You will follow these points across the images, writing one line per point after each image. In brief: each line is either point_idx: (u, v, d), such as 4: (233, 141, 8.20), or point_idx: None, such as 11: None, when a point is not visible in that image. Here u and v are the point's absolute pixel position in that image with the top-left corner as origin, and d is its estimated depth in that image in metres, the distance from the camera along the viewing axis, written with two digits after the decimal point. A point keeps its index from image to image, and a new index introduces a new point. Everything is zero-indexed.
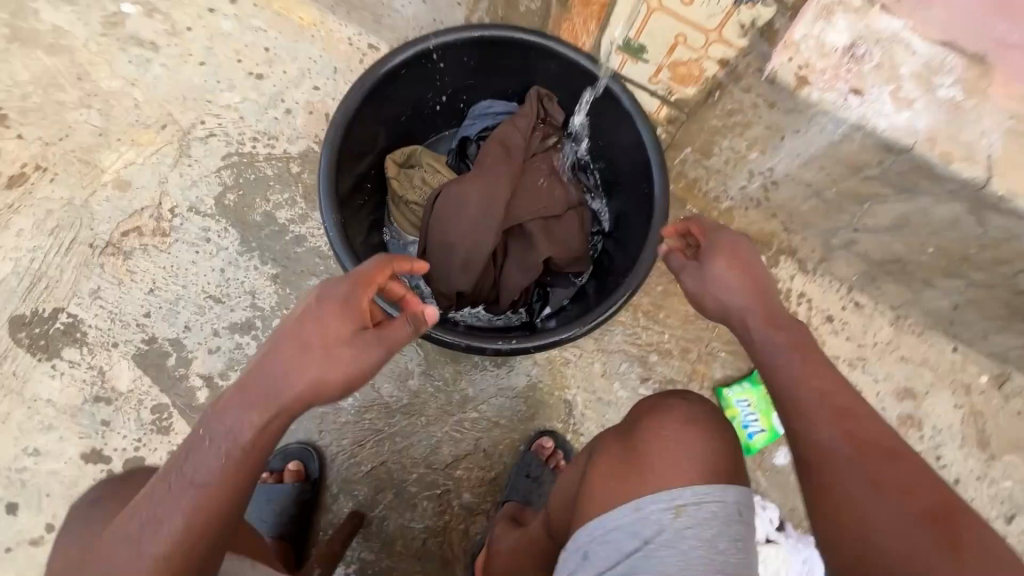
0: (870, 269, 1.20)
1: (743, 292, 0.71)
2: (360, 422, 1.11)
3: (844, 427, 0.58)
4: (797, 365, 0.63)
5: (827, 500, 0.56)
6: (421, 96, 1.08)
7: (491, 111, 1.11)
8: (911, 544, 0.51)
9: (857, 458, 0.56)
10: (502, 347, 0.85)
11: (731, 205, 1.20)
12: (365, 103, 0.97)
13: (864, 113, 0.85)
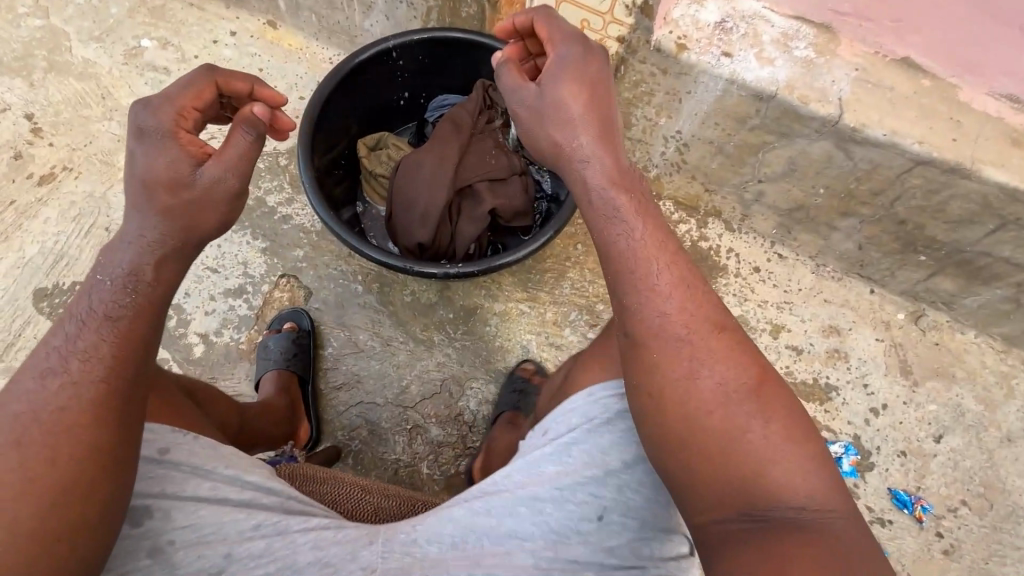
0: (783, 221, 1.38)
1: (586, 130, 0.83)
2: (338, 368, 1.25)
3: (685, 306, 0.75)
4: (641, 241, 0.78)
5: (677, 367, 0.73)
6: (386, 90, 1.30)
7: (446, 103, 1.36)
8: (735, 398, 0.71)
9: (695, 335, 0.74)
10: (450, 271, 1.03)
11: (657, 172, 1.39)
12: (335, 93, 1.18)
13: (734, 70, 1.05)
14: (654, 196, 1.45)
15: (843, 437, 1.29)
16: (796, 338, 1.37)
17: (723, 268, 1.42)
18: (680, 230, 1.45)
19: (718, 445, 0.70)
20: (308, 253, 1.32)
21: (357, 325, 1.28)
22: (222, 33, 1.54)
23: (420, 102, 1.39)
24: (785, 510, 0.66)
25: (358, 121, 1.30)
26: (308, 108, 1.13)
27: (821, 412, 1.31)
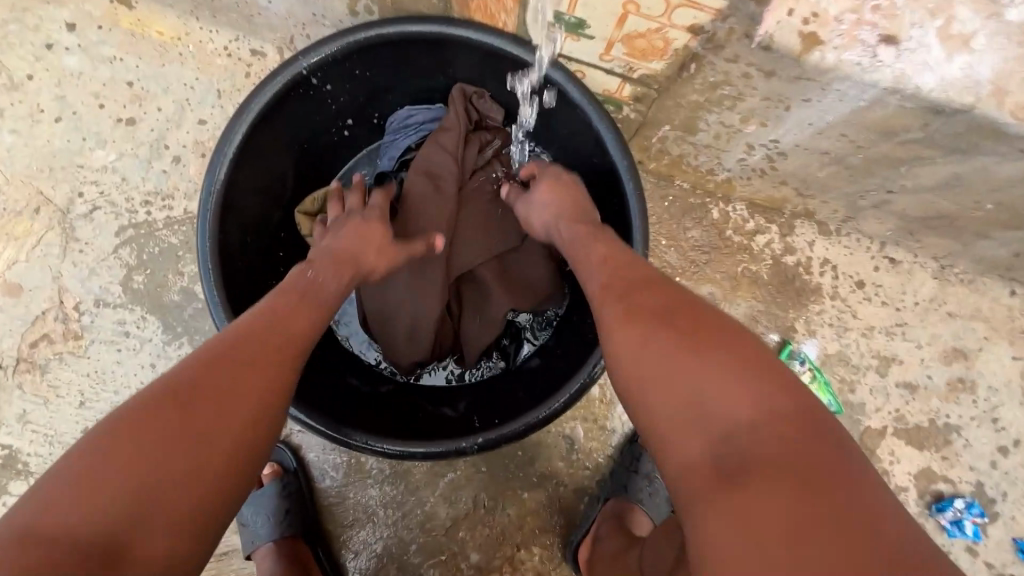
0: (906, 224, 0.99)
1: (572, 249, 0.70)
2: (345, 501, 1.01)
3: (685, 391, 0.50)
4: (623, 335, 0.56)
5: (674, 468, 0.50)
6: (315, 126, 0.85)
7: (413, 122, 0.90)
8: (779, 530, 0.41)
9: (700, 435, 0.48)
10: (466, 446, 0.70)
11: (728, 176, 0.97)
12: (240, 170, 0.75)
13: (902, 72, 0.60)
14: (719, 201, 1.05)
15: (965, 489, 1.06)
16: (909, 371, 1.07)
17: (815, 289, 1.07)
18: (757, 243, 1.06)
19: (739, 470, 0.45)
20: None
21: None
22: (58, 30, 1.02)
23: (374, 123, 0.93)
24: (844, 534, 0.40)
25: (288, 186, 0.87)
26: (204, 222, 0.71)
27: (937, 460, 1.07)
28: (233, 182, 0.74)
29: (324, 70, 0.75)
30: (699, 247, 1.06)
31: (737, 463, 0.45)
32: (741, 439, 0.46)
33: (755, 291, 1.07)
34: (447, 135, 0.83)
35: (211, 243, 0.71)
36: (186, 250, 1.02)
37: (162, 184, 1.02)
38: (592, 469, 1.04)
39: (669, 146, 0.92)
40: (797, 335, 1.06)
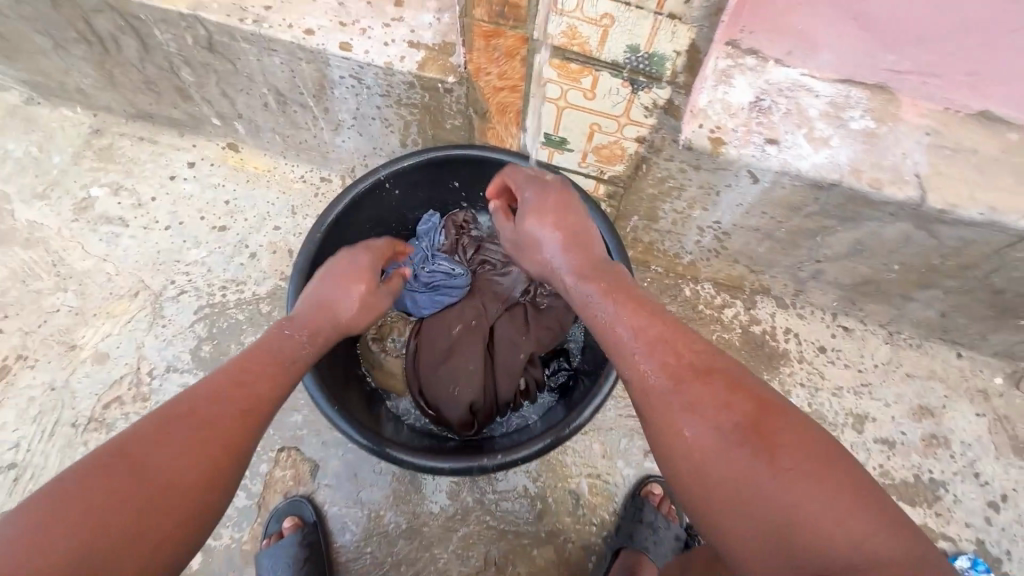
0: (847, 294, 1.19)
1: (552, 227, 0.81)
2: (361, 556, 1.07)
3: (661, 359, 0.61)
4: (610, 308, 0.69)
5: (656, 416, 0.58)
6: (378, 220, 1.12)
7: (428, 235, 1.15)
8: (730, 463, 0.52)
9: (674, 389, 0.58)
10: (488, 463, 0.84)
11: (692, 258, 1.22)
12: (327, 243, 1.00)
13: (785, 160, 0.88)
14: (689, 281, 1.27)
15: (965, 546, 1.09)
16: (884, 428, 1.17)
17: (783, 354, 1.23)
18: (726, 315, 1.25)
19: (730, 511, 0.50)
20: (307, 418, 1.14)
21: (376, 499, 1.09)
22: (180, 166, 1.37)
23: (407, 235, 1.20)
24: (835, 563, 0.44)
25: None
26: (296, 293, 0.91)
27: (931, 516, 1.11)
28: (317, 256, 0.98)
29: (393, 174, 1.02)
30: (677, 318, 1.24)
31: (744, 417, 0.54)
32: (689, 385, 0.58)
33: (731, 356, 1.22)
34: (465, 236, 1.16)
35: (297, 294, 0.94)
36: (248, 324, 1.23)
37: (239, 274, 1.27)
38: (598, 525, 1.10)
39: (641, 234, 1.19)
40: None
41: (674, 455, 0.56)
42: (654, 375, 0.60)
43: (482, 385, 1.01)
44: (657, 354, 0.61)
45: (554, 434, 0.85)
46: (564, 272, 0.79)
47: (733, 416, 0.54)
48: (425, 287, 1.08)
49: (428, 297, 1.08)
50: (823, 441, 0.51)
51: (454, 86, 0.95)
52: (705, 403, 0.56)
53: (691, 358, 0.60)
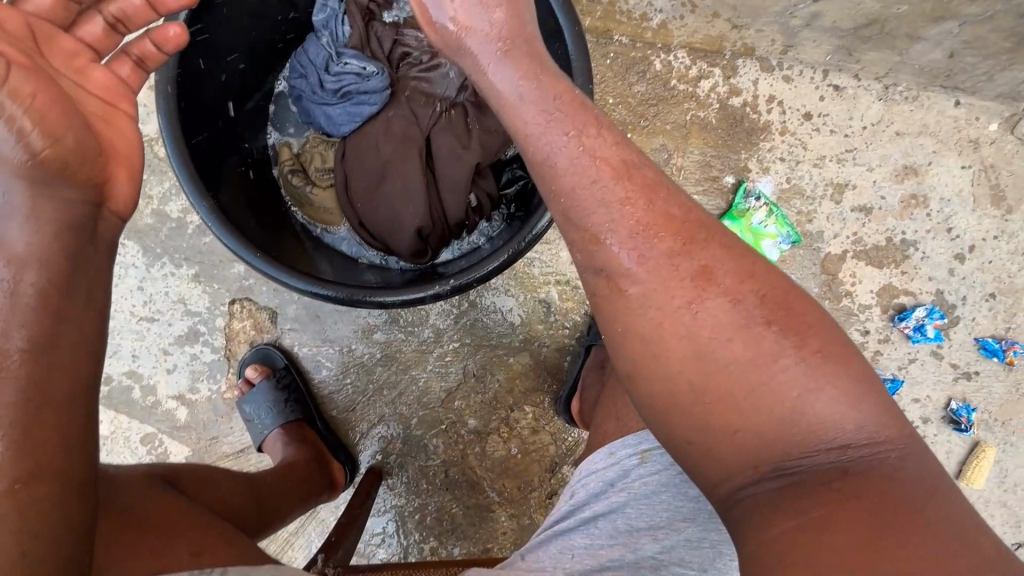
0: (842, 42, 1.03)
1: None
2: (343, 387, 1.09)
3: (651, 240, 0.51)
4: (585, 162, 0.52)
5: (638, 319, 0.51)
6: (259, 13, 0.85)
7: (328, 29, 0.91)
8: (751, 352, 0.48)
9: (676, 258, 0.51)
10: (442, 290, 0.78)
11: (662, 18, 1.03)
12: (191, 49, 0.75)
13: None
14: (660, 51, 1.05)
15: (925, 299, 1.12)
16: (863, 195, 1.11)
17: (765, 127, 1.08)
18: (702, 90, 1.07)
19: (721, 409, 0.48)
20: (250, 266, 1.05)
21: (344, 335, 1.07)
22: None
23: (303, 31, 0.94)
24: (824, 458, 0.47)
25: (240, 85, 0.89)
26: (168, 133, 0.73)
27: (896, 275, 1.12)
28: (185, 69, 0.75)
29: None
30: (646, 100, 1.07)
31: (773, 316, 0.49)
32: (715, 287, 0.50)
33: (706, 138, 1.08)
34: (377, 25, 0.92)
35: (172, 124, 0.73)
36: (149, 173, 1.04)
37: None
38: (568, 327, 1.10)
39: None
40: (751, 174, 1.09)
41: (666, 301, 0.50)
42: (637, 223, 0.51)
43: (427, 209, 0.89)
44: (653, 202, 0.52)
45: (506, 251, 0.78)
46: (498, 43, 0.58)
47: (743, 274, 0.51)
48: (337, 96, 0.90)
49: (343, 109, 0.90)
50: (815, 306, 0.51)
51: None
52: (716, 266, 0.51)
53: (686, 211, 0.53)
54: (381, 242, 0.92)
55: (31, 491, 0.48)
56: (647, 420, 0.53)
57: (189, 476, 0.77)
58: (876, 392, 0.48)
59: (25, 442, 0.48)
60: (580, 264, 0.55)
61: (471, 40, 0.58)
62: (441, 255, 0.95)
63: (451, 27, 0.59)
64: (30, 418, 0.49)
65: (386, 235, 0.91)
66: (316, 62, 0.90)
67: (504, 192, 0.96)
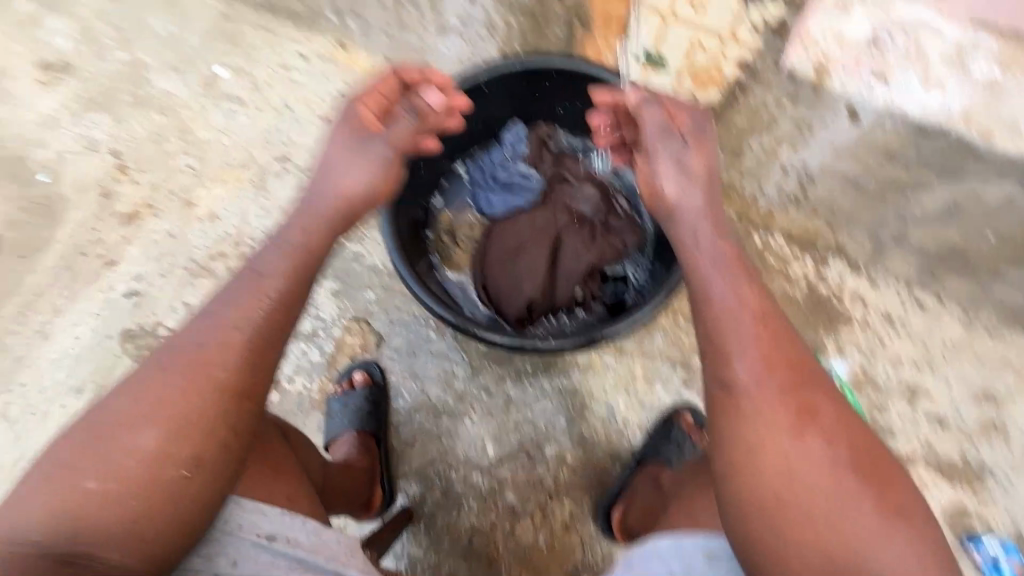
0: (928, 263, 1.16)
1: (702, 184, 0.78)
2: (410, 423, 1.19)
3: (776, 371, 0.63)
4: (734, 302, 0.67)
5: (752, 433, 0.60)
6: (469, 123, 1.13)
7: (511, 141, 1.19)
8: (839, 491, 0.57)
9: (794, 394, 0.61)
10: (541, 346, 0.94)
11: (769, 204, 1.21)
12: None
13: None
14: None
15: (1000, 529, 1.10)
16: (938, 406, 1.14)
17: (848, 319, 1.18)
18: (793, 269, 1.23)
19: (801, 529, 0.56)
20: (378, 296, 1.24)
21: (429, 376, 1.21)
22: (291, 56, 1.42)
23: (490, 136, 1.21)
24: None
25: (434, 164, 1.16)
26: None
27: (971, 499, 1.11)
28: None
29: (493, 79, 1.03)
30: None
31: (863, 469, 0.58)
32: (819, 430, 0.60)
33: (789, 309, 1.21)
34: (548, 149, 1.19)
35: None
36: None
37: None
38: (623, 436, 1.17)
39: (720, 172, 1.19)
40: (827, 352, 1.19)
41: (778, 427, 0.60)
42: (767, 357, 0.63)
43: (543, 286, 1.08)
44: (779, 346, 0.64)
45: (604, 330, 0.93)
46: (700, 210, 0.77)
47: (838, 423, 0.61)
48: (501, 187, 1.18)
49: (502, 197, 1.17)
50: (898, 472, 0.60)
51: None
52: (823, 411, 0.61)
53: (804, 358, 0.65)
54: (497, 303, 1.11)
55: (248, 404, 0.66)
56: (730, 525, 0.61)
57: (296, 437, 0.88)
58: (939, 558, 0.56)
59: (258, 367, 0.67)
60: (707, 373, 0.66)
61: (677, 211, 0.78)
62: (542, 326, 1.11)
63: (665, 201, 0.79)
64: (267, 352, 0.68)
65: (503, 298, 1.10)
66: (494, 160, 1.20)
67: (605, 294, 1.14)
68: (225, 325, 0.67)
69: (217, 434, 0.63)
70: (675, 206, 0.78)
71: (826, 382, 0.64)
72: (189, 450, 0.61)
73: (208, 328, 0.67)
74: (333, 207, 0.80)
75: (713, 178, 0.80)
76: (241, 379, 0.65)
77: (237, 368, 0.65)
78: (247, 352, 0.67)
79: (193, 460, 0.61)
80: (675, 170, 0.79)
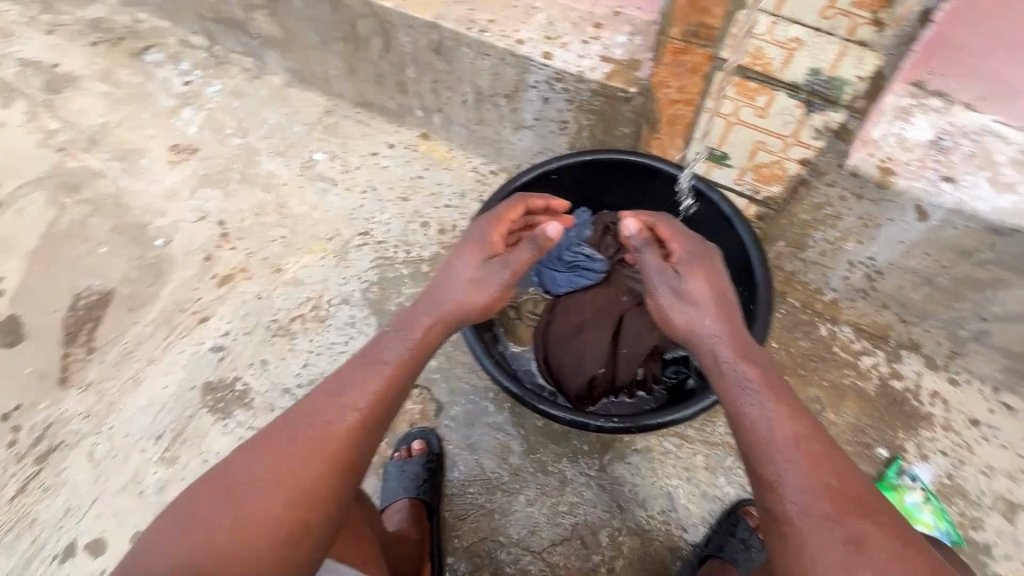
0: (1015, 365, 1.10)
1: (713, 311, 0.85)
2: (463, 496, 1.19)
3: (818, 497, 0.63)
4: (765, 422, 0.69)
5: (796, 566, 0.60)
6: None
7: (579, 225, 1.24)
8: None
9: (836, 521, 0.61)
10: (603, 425, 0.95)
11: (834, 297, 1.21)
12: None
13: (961, 199, 0.89)
14: (827, 321, 1.23)
15: None
16: None
17: (926, 416, 1.14)
18: (863, 362, 1.19)
19: None
20: (441, 364, 1.29)
21: (486, 449, 1.22)
22: (382, 145, 1.65)
23: None
24: None
25: None
26: None
27: None
28: None
29: (563, 168, 1.15)
30: (807, 355, 1.21)
31: None
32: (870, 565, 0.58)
33: (861, 405, 1.16)
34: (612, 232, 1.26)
35: None
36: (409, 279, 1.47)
37: (410, 238, 1.51)
38: (683, 530, 1.11)
39: (783, 263, 1.22)
40: (907, 454, 1.11)
41: (821, 559, 0.59)
42: (804, 481, 0.64)
43: (606, 364, 1.10)
44: (817, 470, 0.64)
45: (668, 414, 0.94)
46: (717, 337, 0.82)
47: (899, 559, 0.58)
48: (566, 267, 1.20)
49: (567, 277, 1.19)
50: None
51: (635, 96, 1.07)
52: (871, 543, 0.59)
53: (845, 483, 0.64)
54: (558, 377, 1.13)
55: (348, 475, 0.73)
56: None
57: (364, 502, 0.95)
58: None
59: (360, 440, 0.75)
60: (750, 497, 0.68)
61: (693, 336, 0.85)
62: (602, 402, 1.13)
63: (678, 329, 0.88)
64: (373, 427, 0.77)
65: (564, 372, 1.12)
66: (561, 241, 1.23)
67: (668, 375, 1.14)
68: (348, 401, 0.77)
69: (326, 501, 0.71)
70: (692, 336, 0.85)
71: (875, 511, 0.62)
72: (295, 513, 0.69)
73: (336, 399, 0.77)
74: (445, 312, 0.90)
75: (726, 304, 0.86)
76: (348, 452, 0.73)
77: (345, 440, 0.73)
78: (357, 427, 0.75)
79: (301, 523, 0.69)
80: (677, 299, 0.89)
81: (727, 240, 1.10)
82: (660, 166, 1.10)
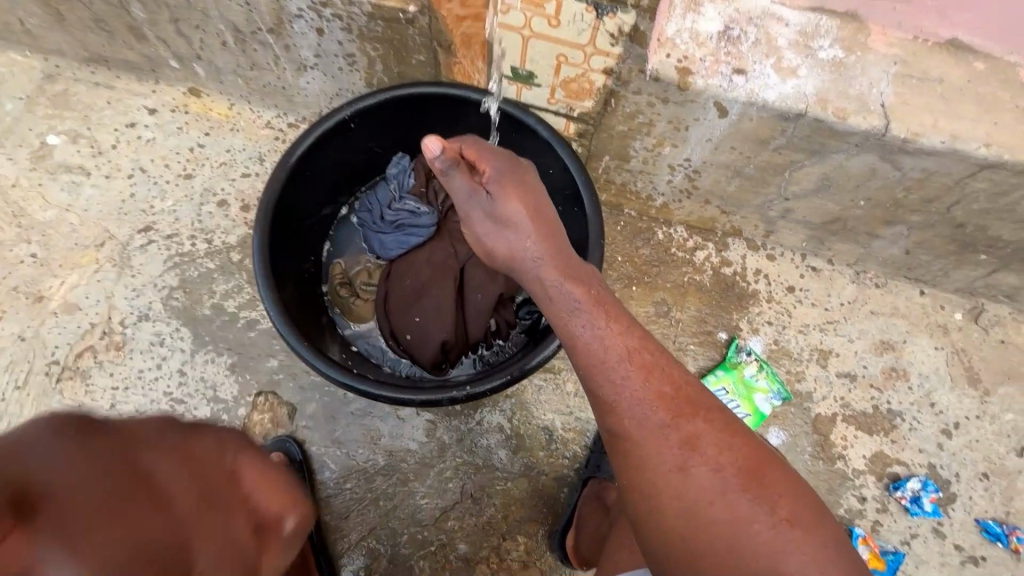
0: (815, 233, 1.22)
1: (531, 230, 0.77)
2: (341, 494, 1.10)
3: (654, 407, 0.66)
4: (597, 343, 0.69)
5: (643, 474, 0.65)
6: (347, 159, 1.08)
7: (397, 177, 1.13)
8: (730, 512, 0.61)
9: (671, 425, 0.66)
10: (458, 396, 0.88)
11: (664, 200, 1.23)
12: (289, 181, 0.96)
13: (752, 90, 0.90)
14: (662, 225, 1.27)
15: (919, 470, 1.15)
16: (847, 363, 1.21)
17: (753, 294, 1.24)
18: (697, 258, 1.25)
19: (707, 556, 0.61)
20: (282, 361, 1.16)
21: (354, 439, 1.12)
22: (139, 113, 1.30)
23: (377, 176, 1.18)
24: None
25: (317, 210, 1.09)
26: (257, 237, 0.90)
27: (887, 443, 1.17)
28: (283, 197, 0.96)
29: (358, 114, 0.99)
30: (649, 262, 1.24)
31: (747, 484, 0.63)
32: (701, 456, 0.64)
33: (701, 298, 1.23)
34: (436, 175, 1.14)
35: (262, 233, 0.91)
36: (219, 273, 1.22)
37: (207, 223, 1.25)
38: (566, 458, 1.14)
39: (613, 175, 1.20)
40: (742, 333, 1.22)
41: (662, 465, 0.65)
42: (642, 395, 0.67)
43: (454, 325, 1.02)
44: (650, 381, 0.67)
45: (521, 364, 0.89)
46: (539, 259, 0.76)
47: (721, 447, 0.65)
48: (392, 227, 1.09)
49: (394, 237, 1.08)
50: (784, 475, 0.65)
51: (416, 16, 0.93)
52: (701, 438, 0.65)
53: (676, 387, 0.68)
54: (410, 349, 1.04)
55: None
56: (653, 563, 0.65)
57: None
58: (838, 551, 0.60)
59: None
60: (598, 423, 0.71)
61: (515, 262, 0.79)
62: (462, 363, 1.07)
63: (502, 256, 0.81)
64: None
65: (414, 343, 1.03)
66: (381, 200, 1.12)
67: (523, 316, 1.09)
68: None
69: None
70: (514, 262, 0.79)
71: (703, 406, 0.68)
72: None
73: None
74: None
75: (545, 222, 0.79)
76: None
77: None
78: None
79: None
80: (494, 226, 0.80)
81: (550, 163, 1.01)
82: (464, 94, 0.98)
